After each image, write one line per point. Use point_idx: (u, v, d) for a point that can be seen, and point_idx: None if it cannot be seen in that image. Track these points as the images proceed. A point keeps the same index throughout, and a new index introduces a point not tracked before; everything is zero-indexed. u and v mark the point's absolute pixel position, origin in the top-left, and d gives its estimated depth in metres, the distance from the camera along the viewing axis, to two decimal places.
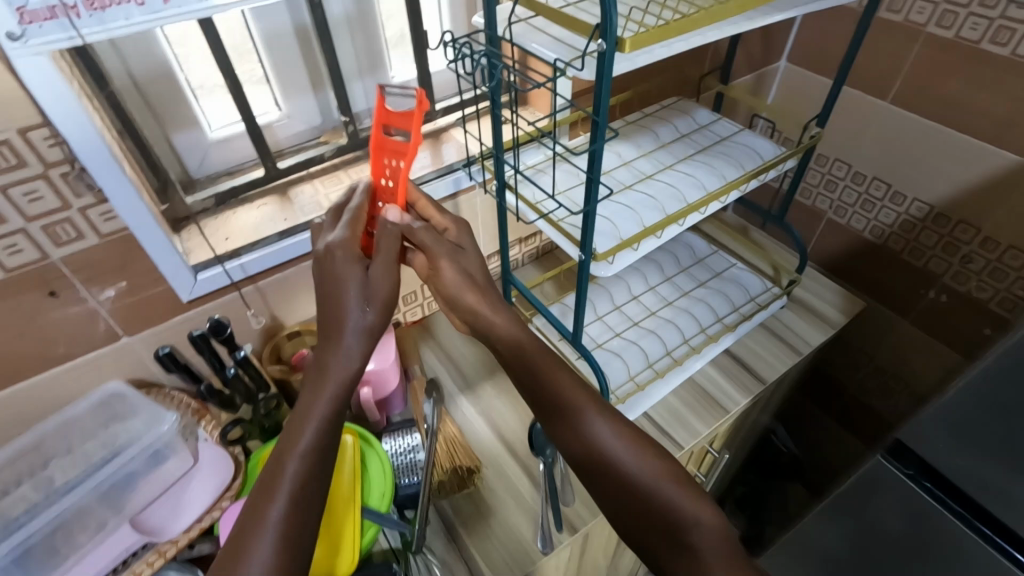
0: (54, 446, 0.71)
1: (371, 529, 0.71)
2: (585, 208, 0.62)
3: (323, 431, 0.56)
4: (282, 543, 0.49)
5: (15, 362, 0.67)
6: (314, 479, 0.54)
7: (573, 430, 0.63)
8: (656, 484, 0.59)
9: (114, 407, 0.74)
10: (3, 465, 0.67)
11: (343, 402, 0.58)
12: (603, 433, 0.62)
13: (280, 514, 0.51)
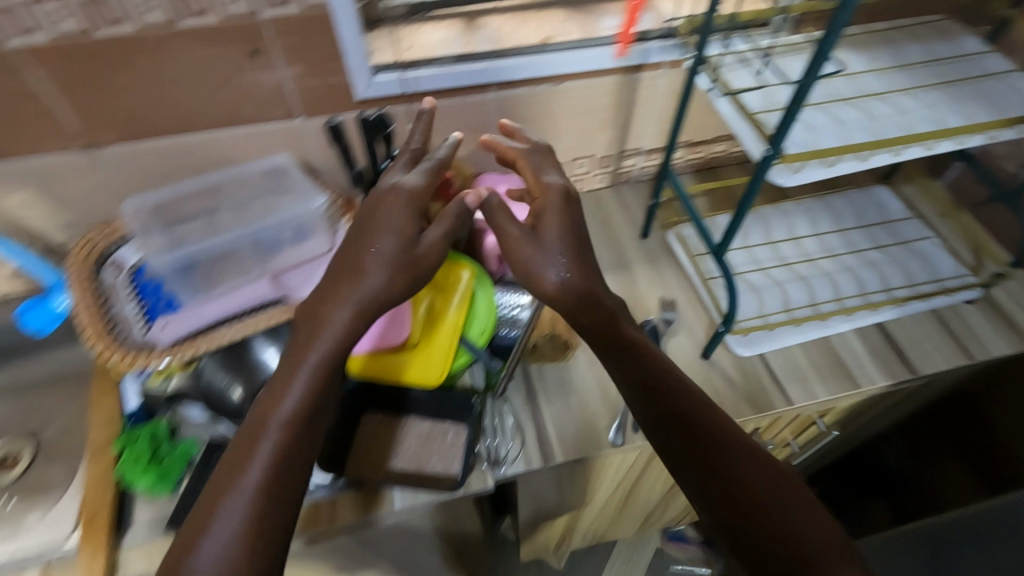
0: (226, 196, 0.78)
1: (462, 358, 0.76)
2: (799, 82, 0.52)
3: (295, 419, 0.55)
4: (273, 461, 0.52)
5: (212, 110, 0.74)
6: (293, 435, 0.54)
7: (662, 396, 0.61)
8: (753, 450, 0.59)
9: (280, 179, 0.80)
10: (187, 197, 0.76)
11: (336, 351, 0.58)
12: (693, 403, 0.61)
13: (272, 435, 0.53)
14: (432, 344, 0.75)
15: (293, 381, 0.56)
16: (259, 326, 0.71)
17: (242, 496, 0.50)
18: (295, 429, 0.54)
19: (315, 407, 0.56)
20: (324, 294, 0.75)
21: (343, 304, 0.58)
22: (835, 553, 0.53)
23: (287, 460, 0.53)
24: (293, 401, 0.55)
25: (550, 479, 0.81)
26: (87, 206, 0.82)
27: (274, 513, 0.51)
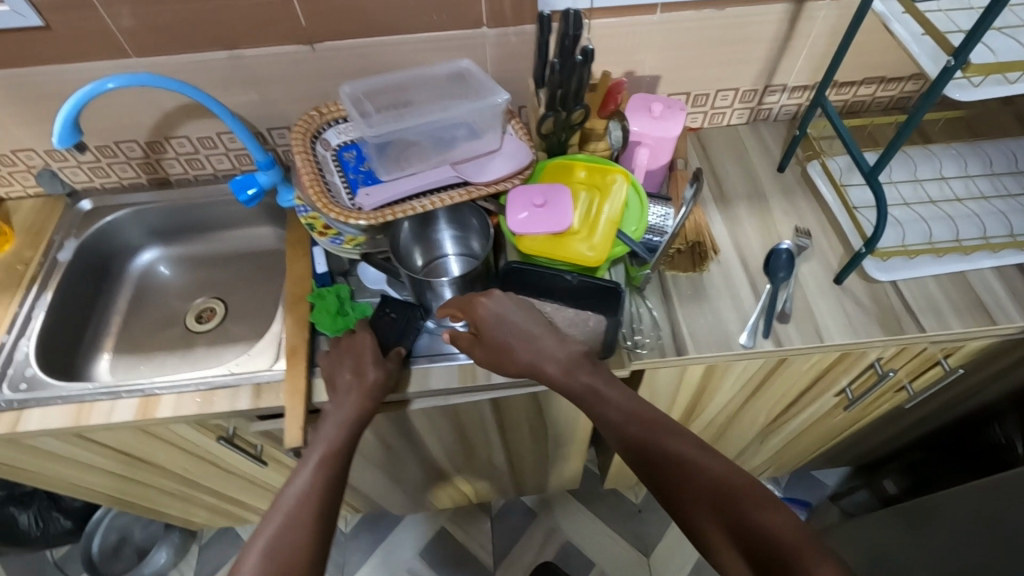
0: (415, 92, 0.88)
1: (620, 248, 0.82)
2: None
3: (327, 462, 0.72)
4: (320, 477, 0.70)
5: (414, 14, 0.85)
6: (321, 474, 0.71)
7: (637, 444, 0.70)
8: (707, 461, 0.68)
9: (465, 79, 0.89)
10: (384, 92, 0.88)
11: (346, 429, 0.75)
12: (665, 434, 0.70)
13: (303, 480, 0.70)
14: (594, 231, 0.80)
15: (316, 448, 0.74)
16: (448, 203, 0.80)
17: (280, 518, 0.66)
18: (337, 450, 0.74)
19: (355, 433, 0.76)
20: (498, 184, 0.83)
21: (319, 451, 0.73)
22: (804, 544, 0.60)
23: (331, 476, 0.71)
24: (338, 431, 0.75)
25: (675, 375, 0.89)
26: (294, 98, 0.95)
27: (310, 527, 0.66)
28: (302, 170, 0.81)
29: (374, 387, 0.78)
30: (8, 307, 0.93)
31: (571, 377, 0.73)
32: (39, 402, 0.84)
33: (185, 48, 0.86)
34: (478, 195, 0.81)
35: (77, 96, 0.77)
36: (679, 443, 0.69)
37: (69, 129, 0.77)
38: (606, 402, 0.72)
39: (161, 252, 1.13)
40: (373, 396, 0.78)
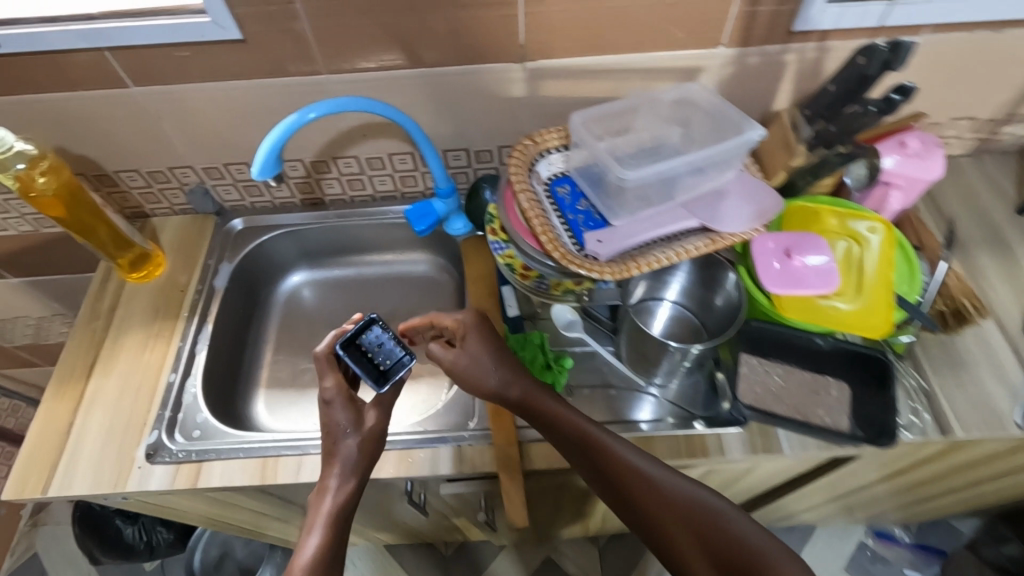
0: (635, 120, 0.78)
1: (897, 314, 0.71)
2: None
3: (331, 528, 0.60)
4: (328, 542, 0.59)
5: (649, 30, 0.74)
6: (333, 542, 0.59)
7: (602, 462, 0.65)
8: (676, 485, 0.65)
9: (693, 105, 0.78)
10: (602, 117, 0.77)
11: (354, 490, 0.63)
12: (646, 465, 0.65)
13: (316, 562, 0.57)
14: (869, 291, 0.69)
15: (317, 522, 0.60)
16: (693, 253, 0.70)
17: None
18: (337, 522, 0.61)
19: (352, 498, 0.63)
20: (744, 231, 0.72)
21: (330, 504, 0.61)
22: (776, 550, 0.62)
23: (336, 550, 0.59)
24: (333, 502, 0.62)
25: (921, 453, 0.77)
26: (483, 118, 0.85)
27: None
28: (529, 213, 0.71)
29: (371, 437, 0.66)
30: (171, 341, 0.86)
31: (538, 399, 0.67)
32: (218, 454, 0.77)
33: (382, 64, 0.76)
34: (724, 245, 0.71)
35: (288, 124, 0.68)
36: (648, 471, 0.65)
37: (273, 162, 0.69)
38: (584, 432, 0.66)
39: (309, 275, 1.05)
40: (369, 446, 0.66)
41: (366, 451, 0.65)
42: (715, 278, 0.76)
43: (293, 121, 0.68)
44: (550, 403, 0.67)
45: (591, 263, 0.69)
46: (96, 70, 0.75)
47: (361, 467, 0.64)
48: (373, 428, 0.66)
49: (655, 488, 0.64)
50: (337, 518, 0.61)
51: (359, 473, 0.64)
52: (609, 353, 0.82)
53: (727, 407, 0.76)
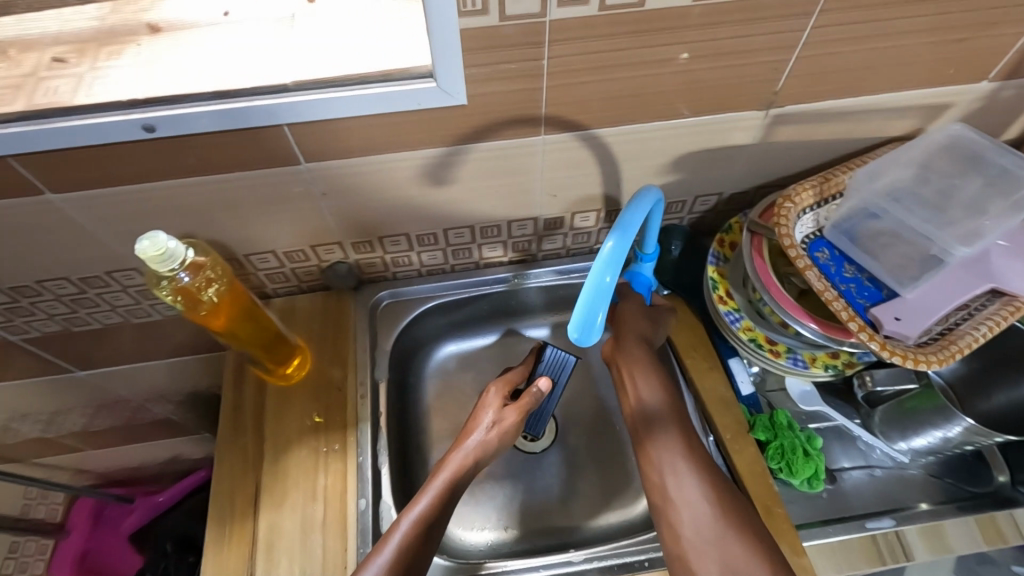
0: (899, 177, 0.69)
1: None
2: None
3: (419, 525, 0.61)
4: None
5: (918, 69, 0.64)
6: (429, 528, 0.62)
7: (660, 487, 0.65)
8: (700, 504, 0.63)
9: (968, 152, 0.68)
10: (867, 180, 0.69)
11: (449, 493, 0.66)
12: (685, 490, 0.64)
13: (401, 531, 0.61)
14: None
15: (405, 516, 0.62)
16: (1000, 326, 0.60)
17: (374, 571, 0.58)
18: (406, 556, 0.59)
19: (447, 502, 0.65)
20: None
21: (430, 502, 0.64)
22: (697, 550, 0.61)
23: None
24: (425, 504, 0.63)
25: None
26: (692, 169, 0.74)
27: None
28: (828, 294, 0.62)
29: (461, 470, 0.68)
30: (348, 456, 0.73)
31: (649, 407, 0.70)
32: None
33: (609, 121, 0.64)
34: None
35: (609, 257, 0.52)
36: (678, 498, 0.64)
37: (595, 321, 0.56)
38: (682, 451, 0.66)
39: (455, 346, 0.93)
40: (450, 487, 0.66)
41: (452, 486, 0.66)
42: (1013, 374, 0.67)
43: (615, 253, 0.52)
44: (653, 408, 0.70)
45: (901, 349, 0.59)
46: (266, 149, 0.59)
47: (439, 502, 0.64)
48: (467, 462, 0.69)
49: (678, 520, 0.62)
50: (407, 550, 0.60)
51: (427, 516, 0.62)
52: (857, 426, 0.74)
53: (1006, 481, 0.70)
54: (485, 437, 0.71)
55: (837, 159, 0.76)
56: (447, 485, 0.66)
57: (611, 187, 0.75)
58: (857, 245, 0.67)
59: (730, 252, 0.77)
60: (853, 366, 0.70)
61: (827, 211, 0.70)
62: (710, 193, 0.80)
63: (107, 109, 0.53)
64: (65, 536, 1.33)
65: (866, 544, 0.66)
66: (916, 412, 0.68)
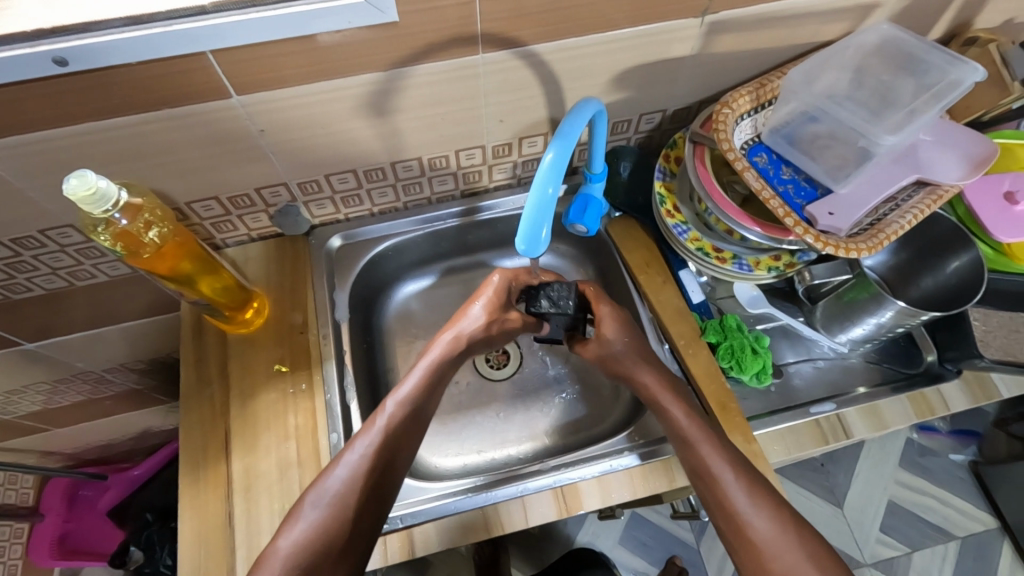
0: (831, 83, 0.71)
1: None
2: None
3: (406, 410, 0.66)
4: (364, 466, 0.61)
5: None
6: (412, 421, 0.66)
7: (714, 501, 0.61)
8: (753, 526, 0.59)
9: (900, 54, 0.71)
10: (803, 87, 0.71)
11: (431, 387, 0.69)
12: (741, 502, 0.60)
13: (388, 413, 0.65)
14: None
15: (394, 398, 0.67)
16: (924, 214, 0.64)
17: (357, 451, 0.62)
18: (398, 432, 0.64)
19: (429, 388, 0.69)
20: (961, 179, 0.65)
21: (412, 388, 0.68)
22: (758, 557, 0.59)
23: (382, 460, 0.62)
24: (412, 384, 0.68)
25: None
26: (634, 86, 0.75)
27: (381, 464, 0.62)
28: (765, 193, 0.63)
29: (447, 353, 0.71)
30: (316, 395, 0.74)
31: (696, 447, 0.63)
32: (410, 517, 0.67)
33: (547, 36, 0.64)
34: (950, 197, 0.64)
35: (550, 169, 0.53)
36: (744, 512, 0.59)
37: (540, 237, 0.57)
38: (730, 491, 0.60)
39: (418, 285, 0.93)
40: (434, 372, 0.70)
41: (439, 369, 0.70)
42: (933, 261, 0.73)
43: (555, 165, 0.53)
44: (678, 414, 0.65)
45: (835, 241, 0.62)
46: (193, 81, 0.57)
47: (425, 387, 0.68)
48: (450, 348, 0.72)
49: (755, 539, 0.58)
50: (398, 427, 0.65)
51: (416, 394, 0.67)
52: (801, 323, 0.79)
53: (934, 360, 0.76)
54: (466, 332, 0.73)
55: (774, 67, 0.78)
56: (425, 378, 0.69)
57: (556, 108, 0.75)
58: (795, 146, 0.69)
59: (676, 167, 0.78)
60: (794, 266, 0.73)
61: (764, 116, 0.72)
62: (655, 111, 0.80)
63: (9, 41, 0.49)
64: (39, 519, 1.30)
65: (810, 427, 0.71)
66: (854, 302, 0.72)
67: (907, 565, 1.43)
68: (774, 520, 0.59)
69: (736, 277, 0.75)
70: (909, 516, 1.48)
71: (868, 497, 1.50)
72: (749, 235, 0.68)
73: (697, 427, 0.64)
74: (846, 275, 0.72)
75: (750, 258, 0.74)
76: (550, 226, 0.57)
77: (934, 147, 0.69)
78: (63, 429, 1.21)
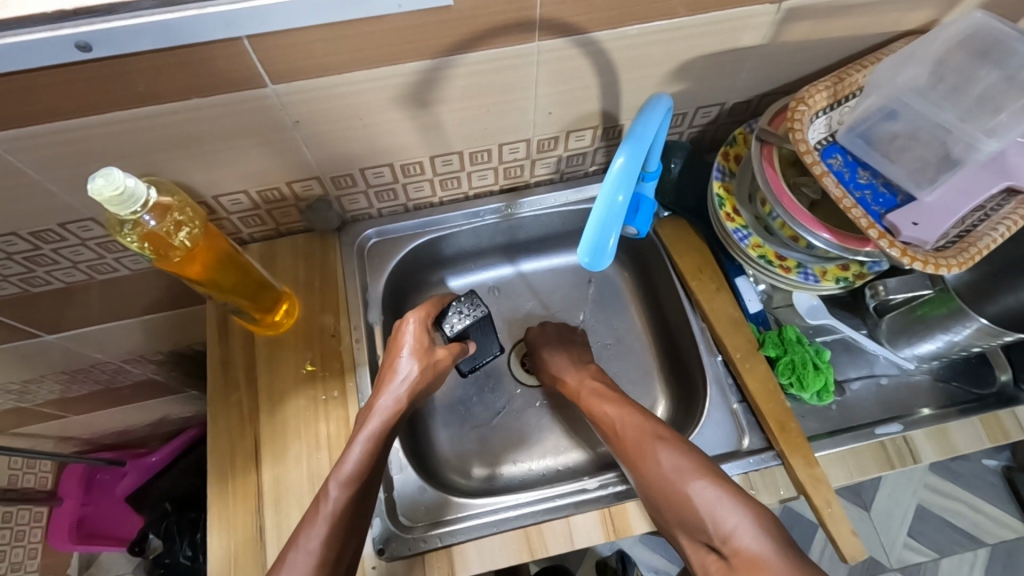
0: (913, 75, 0.64)
1: None
2: None
3: (350, 484, 0.59)
4: (313, 564, 0.54)
5: None
6: (360, 485, 0.59)
7: (687, 519, 0.57)
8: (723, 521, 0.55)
9: (986, 43, 0.64)
10: (882, 83, 0.64)
11: (377, 452, 0.62)
12: (711, 512, 0.56)
13: (335, 496, 0.58)
14: None
15: (352, 446, 0.61)
16: (1019, 224, 0.58)
17: (303, 547, 0.55)
18: (349, 508, 0.58)
19: (378, 456, 0.61)
20: None
21: (359, 453, 0.60)
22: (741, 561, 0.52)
23: (336, 552, 0.56)
24: (357, 456, 0.60)
25: None
26: (696, 78, 0.69)
27: (334, 555, 0.56)
28: (846, 202, 0.58)
29: (389, 417, 0.64)
30: (349, 403, 0.70)
31: (650, 458, 0.62)
32: (449, 535, 0.65)
33: (610, 22, 0.58)
34: None
35: (621, 175, 0.48)
36: (715, 513, 0.56)
37: (607, 245, 0.52)
38: (689, 496, 0.57)
39: (450, 283, 0.89)
40: (379, 443, 0.62)
41: (383, 439, 0.62)
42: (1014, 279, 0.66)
43: (627, 170, 0.48)
44: (634, 442, 0.64)
45: (922, 255, 0.57)
46: (226, 69, 0.52)
47: (372, 458, 0.61)
48: (394, 411, 0.64)
49: (739, 552, 0.53)
50: (347, 514, 0.58)
51: (360, 472, 0.60)
52: (864, 337, 0.74)
53: (1009, 381, 0.71)
54: (398, 390, 0.66)
55: (847, 59, 0.71)
56: (370, 448, 0.61)
57: (610, 101, 0.69)
58: (872, 147, 0.63)
59: (735, 166, 0.73)
60: (863, 277, 0.68)
61: (840, 113, 0.66)
62: (713, 104, 0.75)
63: (29, 24, 0.45)
64: (58, 503, 1.28)
65: (874, 450, 0.66)
66: (927, 318, 0.67)
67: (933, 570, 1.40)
68: (759, 525, 0.54)
69: (800, 287, 0.70)
70: (938, 521, 1.44)
71: (896, 501, 1.46)
72: (815, 241, 0.62)
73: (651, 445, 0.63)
74: (925, 291, 0.66)
75: (817, 268, 0.69)
76: (619, 233, 0.52)
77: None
78: (82, 416, 1.19)
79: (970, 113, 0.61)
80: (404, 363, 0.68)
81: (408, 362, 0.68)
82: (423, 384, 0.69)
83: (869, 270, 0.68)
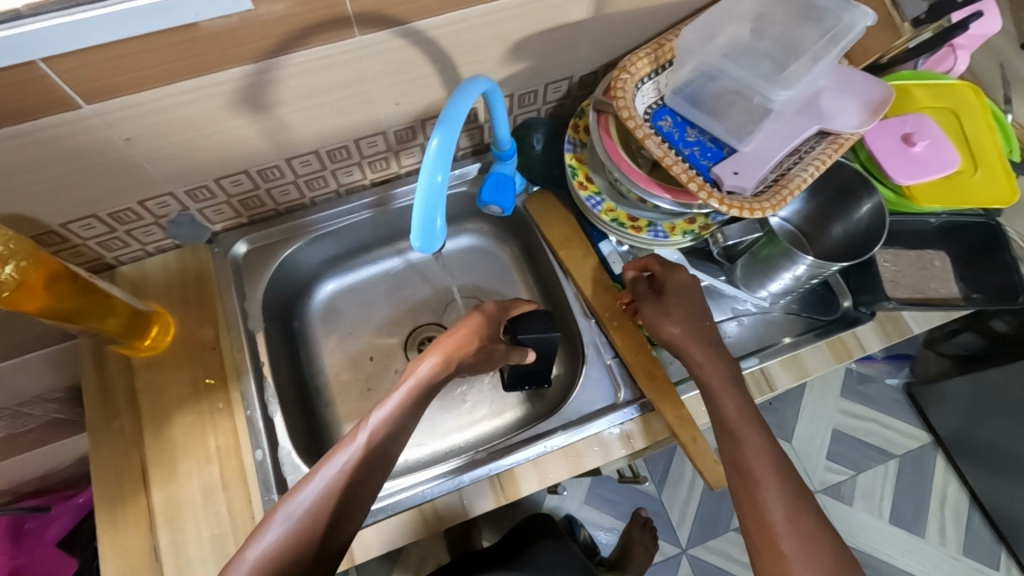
0: (722, 35, 0.69)
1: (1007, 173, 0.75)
2: None
3: (379, 434, 0.58)
4: (316, 501, 0.54)
5: None
6: (391, 438, 0.58)
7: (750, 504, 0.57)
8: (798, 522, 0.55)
9: (787, 3, 0.69)
10: (694, 46, 0.68)
11: (415, 404, 0.61)
12: (762, 472, 0.58)
13: (354, 445, 0.57)
14: (982, 157, 0.73)
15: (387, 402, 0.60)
16: (826, 164, 0.64)
17: (311, 486, 0.55)
18: (359, 467, 0.56)
19: (410, 412, 0.61)
20: (858, 124, 0.66)
21: (394, 404, 0.60)
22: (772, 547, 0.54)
23: (345, 495, 0.55)
24: (387, 409, 0.60)
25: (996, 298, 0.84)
26: (533, 56, 0.71)
27: (341, 503, 0.54)
28: (668, 160, 0.62)
29: (428, 381, 0.62)
30: (236, 413, 0.70)
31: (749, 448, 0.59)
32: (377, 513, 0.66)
33: (427, 11, 0.59)
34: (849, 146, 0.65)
35: (435, 156, 0.50)
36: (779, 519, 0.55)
37: (435, 226, 0.54)
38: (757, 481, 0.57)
39: (337, 282, 0.89)
40: (415, 393, 0.61)
41: (418, 395, 0.61)
42: (840, 208, 0.75)
43: (441, 151, 0.50)
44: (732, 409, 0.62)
45: (738, 202, 0.62)
46: (32, 94, 0.51)
47: (401, 411, 0.60)
48: (431, 376, 0.62)
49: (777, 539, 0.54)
50: (367, 458, 0.57)
51: (387, 421, 0.59)
52: (723, 282, 0.80)
53: (850, 305, 0.78)
54: (444, 355, 0.63)
55: (675, 24, 0.75)
56: (408, 399, 0.60)
57: (455, 86, 0.71)
58: (696, 106, 0.68)
59: (586, 137, 0.76)
60: (709, 228, 0.73)
61: (665, 78, 0.70)
62: (561, 79, 0.78)
63: None
64: None
65: None
66: (767, 259, 0.73)
67: (851, 487, 1.51)
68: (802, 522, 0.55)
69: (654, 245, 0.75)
70: (853, 441, 1.56)
71: (814, 429, 1.57)
72: (659, 203, 0.67)
73: (748, 420, 0.61)
74: (757, 234, 0.74)
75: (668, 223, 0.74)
76: (444, 213, 0.54)
77: (831, 93, 0.68)
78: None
79: (772, 68, 0.67)
80: (465, 339, 0.65)
81: (467, 338, 0.65)
82: (469, 358, 0.65)
83: (714, 220, 0.73)
